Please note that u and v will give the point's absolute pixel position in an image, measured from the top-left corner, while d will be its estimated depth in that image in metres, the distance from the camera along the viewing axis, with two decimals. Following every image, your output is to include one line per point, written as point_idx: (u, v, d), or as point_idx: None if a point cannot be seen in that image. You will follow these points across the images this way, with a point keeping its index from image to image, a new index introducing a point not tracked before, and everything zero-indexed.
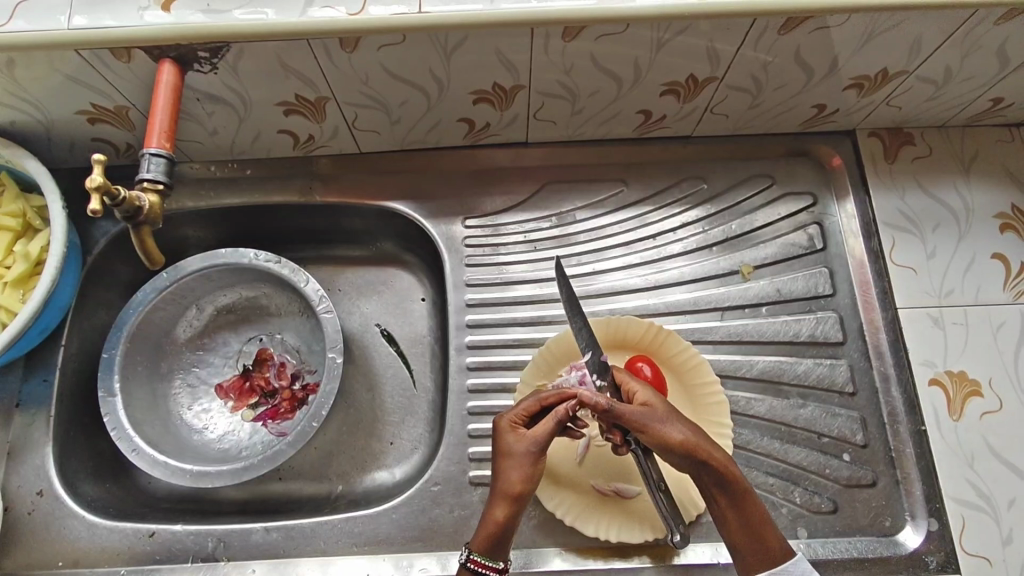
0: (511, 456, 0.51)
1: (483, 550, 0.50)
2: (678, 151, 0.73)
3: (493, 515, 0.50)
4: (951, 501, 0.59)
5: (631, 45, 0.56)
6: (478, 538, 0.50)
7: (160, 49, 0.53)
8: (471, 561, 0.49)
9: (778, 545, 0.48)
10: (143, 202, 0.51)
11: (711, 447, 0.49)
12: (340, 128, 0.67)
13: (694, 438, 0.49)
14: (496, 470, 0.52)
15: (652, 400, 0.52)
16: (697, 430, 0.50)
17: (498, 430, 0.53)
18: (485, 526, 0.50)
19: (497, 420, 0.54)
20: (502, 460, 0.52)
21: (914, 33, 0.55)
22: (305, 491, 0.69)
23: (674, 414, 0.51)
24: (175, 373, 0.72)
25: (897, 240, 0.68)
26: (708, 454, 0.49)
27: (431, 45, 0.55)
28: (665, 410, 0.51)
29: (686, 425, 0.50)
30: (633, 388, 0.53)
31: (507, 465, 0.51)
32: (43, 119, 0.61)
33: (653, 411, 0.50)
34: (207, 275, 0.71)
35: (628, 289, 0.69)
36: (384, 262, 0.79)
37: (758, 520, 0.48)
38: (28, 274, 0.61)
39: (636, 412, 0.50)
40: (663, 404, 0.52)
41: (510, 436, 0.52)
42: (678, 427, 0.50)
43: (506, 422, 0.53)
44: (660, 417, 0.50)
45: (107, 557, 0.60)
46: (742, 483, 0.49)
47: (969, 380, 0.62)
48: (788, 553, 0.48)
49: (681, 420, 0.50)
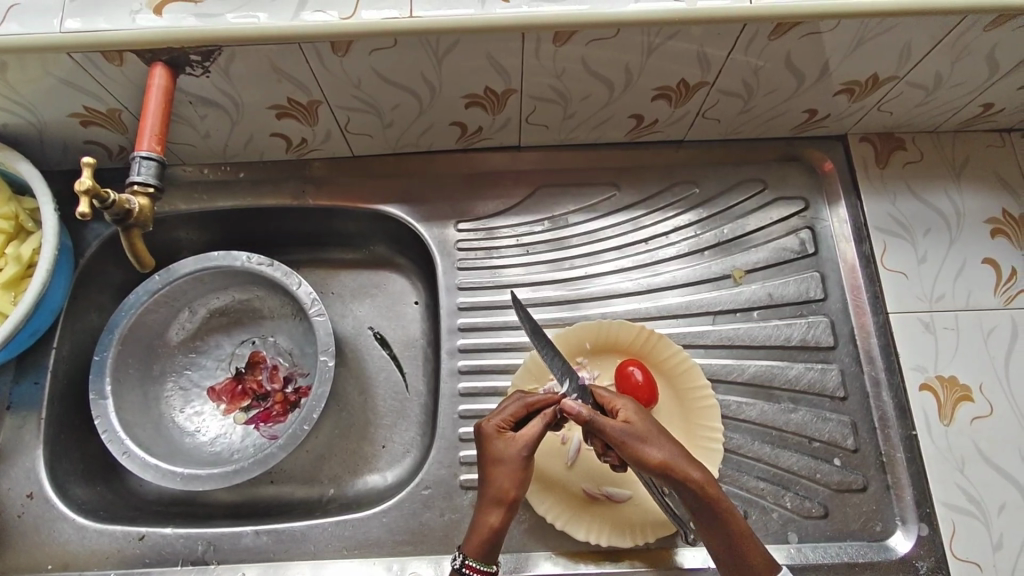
0: (502, 462, 0.51)
1: (478, 555, 0.50)
2: (670, 156, 0.74)
3: (488, 520, 0.50)
4: (941, 506, 0.59)
5: (622, 50, 0.57)
6: (471, 544, 0.50)
7: (151, 52, 0.53)
8: (466, 566, 0.49)
9: (760, 559, 0.48)
10: (132, 205, 0.51)
11: (690, 469, 0.48)
12: (333, 131, 0.67)
13: (674, 458, 0.48)
14: (485, 475, 0.51)
15: (633, 415, 0.51)
16: (679, 450, 0.49)
17: (483, 435, 0.53)
18: (479, 532, 0.50)
19: (482, 425, 0.53)
20: (491, 466, 0.51)
21: (904, 39, 0.56)
22: (296, 494, 0.69)
23: (656, 432, 0.50)
24: (167, 376, 0.72)
25: (888, 245, 0.68)
26: (687, 476, 0.48)
27: (422, 49, 0.55)
28: (645, 428, 0.50)
29: (667, 443, 0.49)
30: (617, 404, 0.53)
31: (498, 472, 0.51)
32: (35, 122, 0.62)
33: (633, 428, 0.50)
34: (199, 277, 0.71)
35: (621, 293, 0.70)
36: (377, 265, 0.79)
37: (740, 538, 0.48)
38: (19, 276, 0.61)
39: (617, 428, 0.49)
40: (645, 420, 0.51)
41: (497, 442, 0.52)
42: (657, 447, 0.49)
43: (493, 428, 0.53)
44: (638, 436, 0.49)
45: (96, 560, 0.60)
46: (723, 504, 0.48)
47: (960, 385, 0.63)
48: (771, 566, 0.49)
49: (660, 438, 0.49)
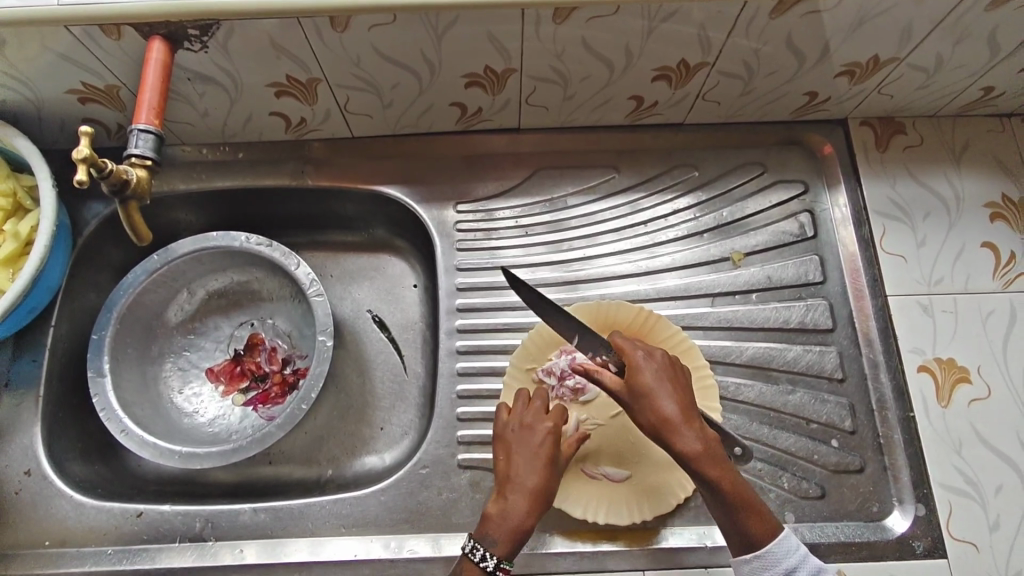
0: (549, 464, 0.53)
1: (509, 555, 0.50)
2: (669, 139, 0.73)
3: (529, 521, 0.51)
4: (938, 488, 0.59)
5: (622, 28, 0.56)
6: (503, 544, 0.50)
7: (149, 26, 0.53)
8: (499, 569, 0.49)
9: (761, 532, 0.48)
10: (130, 176, 0.50)
11: (680, 438, 0.48)
12: (332, 111, 0.67)
13: (671, 421, 0.48)
14: (528, 471, 0.52)
15: (641, 371, 0.51)
16: (679, 414, 0.48)
17: (539, 435, 0.54)
18: (516, 533, 0.50)
19: (538, 427, 0.55)
20: (541, 468, 0.53)
21: (904, 18, 0.55)
22: (294, 474, 0.69)
23: (657, 393, 0.49)
24: (166, 357, 0.72)
25: (887, 228, 0.68)
26: (675, 444, 0.48)
27: (422, 26, 0.55)
28: (647, 388, 0.50)
29: (666, 406, 0.49)
30: (633, 357, 0.52)
31: (544, 472, 0.53)
32: (33, 98, 0.61)
33: (634, 388, 0.50)
34: (198, 258, 0.71)
35: (619, 275, 0.69)
36: (376, 249, 0.79)
37: (740, 506, 0.48)
38: (17, 253, 0.61)
39: (618, 393, 0.52)
40: (653, 379, 0.50)
41: (543, 442, 0.54)
42: (652, 408, 0.49)
43: (551, 433, 0.54)
44: (638, 396, 0.50)
45: (94, 537, 0.60)
46: (718, 476, 0.47)
47: (958, 367, 0.63)
48: (777, 533, 0.48)
49: (660, 400, 0.49)
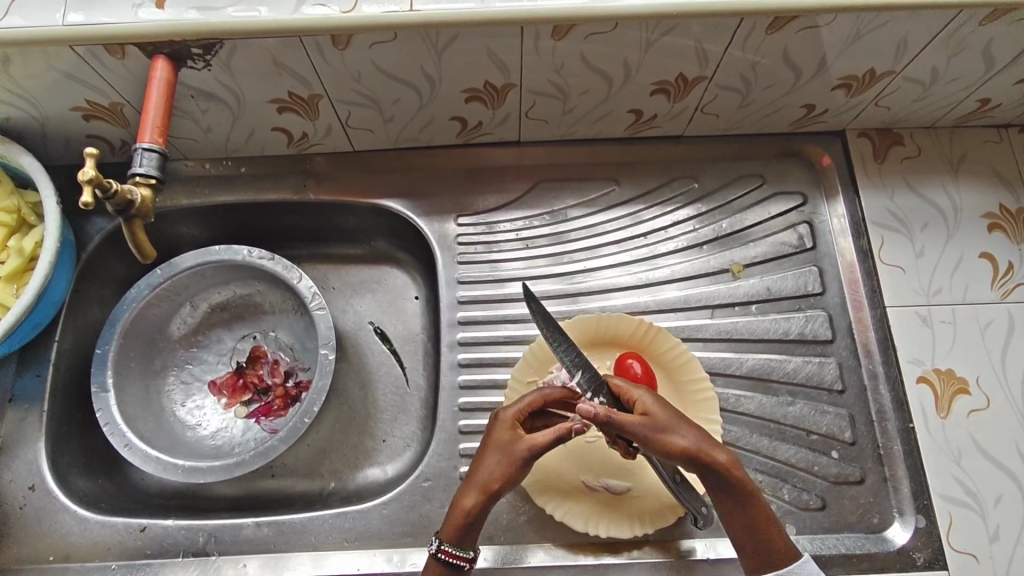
0: (499, 449, 0.51)
1: (452, 539, 0.50)
2: (669, 151, 0.74)
3: (466, 503, 0.50)
4: (938, 499, 0.59)
5: (620, 43, 0.57)
6: (446, 527, 0.50)
7: (153, 45, 0.53)
8: (442, 552, 0.50)
9: (784, 547, 0.50)
10: (134, 196, 0.51)
11: (715, 452, 0.50)
12: (334, 126, 0.68)
13: (700, 443, 0.50)
14: (480, 459, 0.52)
15: (652, 405, 0.52)
16: (703, 433, 0.51)
17: (498, 421, 0.53)
18: (456, 514, 0.50)
19: (498, 412, 0.54)
20: (488, 451, 0.52)
21: (900, 33, 0.56)
22: (297, 487, 0.69)
23: (679, 420, 0.51)
24: (168, 371, 0.73)
25: (886, 240, 0.68)
26: (714, 461, 0.49)
27: (423, 43, 0.55)
28: (665, 417, 0.51)
29: (689, 429, 0.51)
30: (635, 395, 0.53)
31: (491, 457, 0.51)
32: (37, 115, 0.62)
33: (654, 420, 0.50)
34: (200, 272, 0.71)
35: (621, 287, 0.70)
36: (377, 261, 0.80)
37: (762, 524, 0.50)
38: (22, 269, 0.62)
39: (638, 427, 0.50)
40: (666, 409, 0.52)
41: (500, 430, 0.52)
42: (682, 434, 0.50)
43: (508, 417, 0.53)
44: (659, 425, 0.50)
45: (97, 552, 0.60)
46: (749, 486, 0.50)
47: (957, 378, 0.63)
48: (795, 557, 0.49)
49: (685, 425, 0.51)
